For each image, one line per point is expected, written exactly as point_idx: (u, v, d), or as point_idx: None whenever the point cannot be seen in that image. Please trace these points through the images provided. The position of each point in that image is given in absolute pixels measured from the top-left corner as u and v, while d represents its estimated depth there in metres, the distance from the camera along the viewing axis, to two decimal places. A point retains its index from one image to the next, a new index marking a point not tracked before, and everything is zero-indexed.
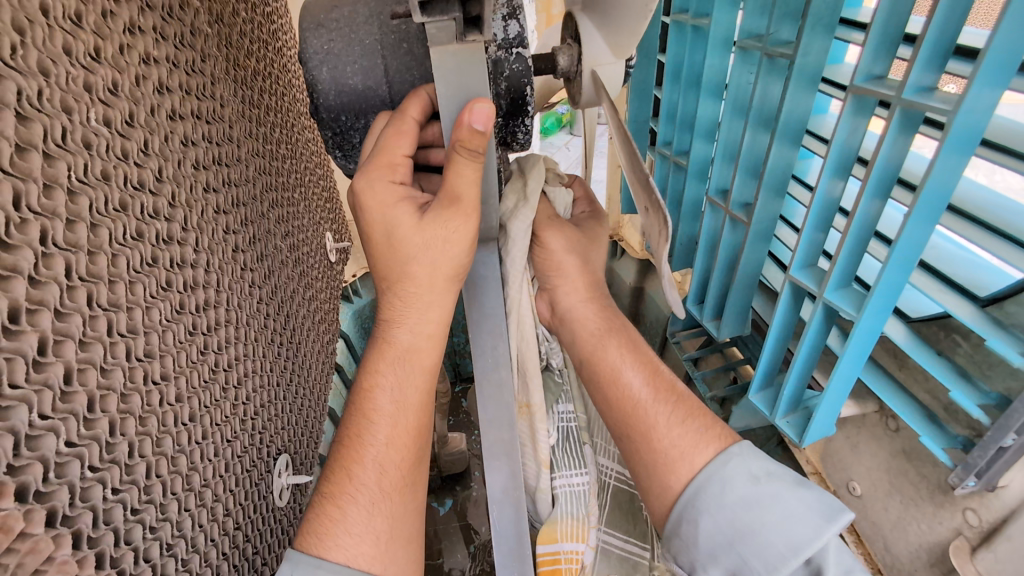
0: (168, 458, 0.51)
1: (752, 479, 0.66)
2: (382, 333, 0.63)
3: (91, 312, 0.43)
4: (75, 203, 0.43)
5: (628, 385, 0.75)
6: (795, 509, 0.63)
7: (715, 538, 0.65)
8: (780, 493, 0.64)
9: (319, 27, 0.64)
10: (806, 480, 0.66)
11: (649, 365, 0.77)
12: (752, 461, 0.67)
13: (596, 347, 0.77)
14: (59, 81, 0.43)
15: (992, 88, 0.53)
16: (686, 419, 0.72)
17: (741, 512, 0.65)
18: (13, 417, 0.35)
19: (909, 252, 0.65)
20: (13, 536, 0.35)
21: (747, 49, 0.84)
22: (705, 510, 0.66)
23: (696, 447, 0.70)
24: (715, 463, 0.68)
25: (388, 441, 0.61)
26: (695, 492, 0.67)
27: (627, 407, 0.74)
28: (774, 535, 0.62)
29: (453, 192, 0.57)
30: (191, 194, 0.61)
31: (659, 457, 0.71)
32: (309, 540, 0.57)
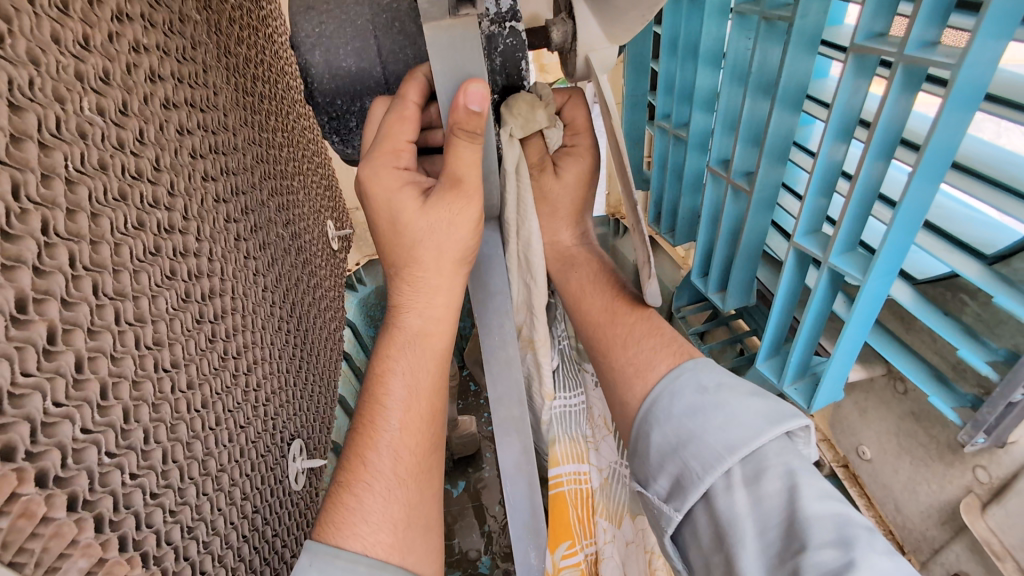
0: (183, 444, 0.52)
1: (702, 390, 0.66)
2: (393, 318, 0.63)
3: (97, 302, 0.43)
4: (75, 192, 0.43)
5: (594, 310, 0.77)
6: (741, 415, 0.62)
7: (664, 445, 0.66)
8: (728, 400, 0.64)
9: (309, 10, 0.63)
10: (764, 390, 0.65)
11: (613, 289, 0.78)
12: (704, 373, 0.67)
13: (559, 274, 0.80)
14: (50, 70, 0.43)
15: (996, 39, 0.52)
16: (645, 337, 0.74)
17: (687, 419, 0.65)
18: (28, 405, 0.36)
19: (914, 212, 0.64)
20: (36, 521, 0.36)
21: (745, 14, 0.82)
22: (656, 422, 0.67)
23: (656, 360, 0.72)
24: (667, 378, 0.69)
25: (402, 426, 0.61)
26: (650, 405, 0.68)
27: (590, 329, 0.77)
28: (714, 436, 0.62)
29: (454, 175, 0.57)
30: (190, 183, 0.61)
31: (618, 374, 0.73)
32: (327, 529, 0.56)
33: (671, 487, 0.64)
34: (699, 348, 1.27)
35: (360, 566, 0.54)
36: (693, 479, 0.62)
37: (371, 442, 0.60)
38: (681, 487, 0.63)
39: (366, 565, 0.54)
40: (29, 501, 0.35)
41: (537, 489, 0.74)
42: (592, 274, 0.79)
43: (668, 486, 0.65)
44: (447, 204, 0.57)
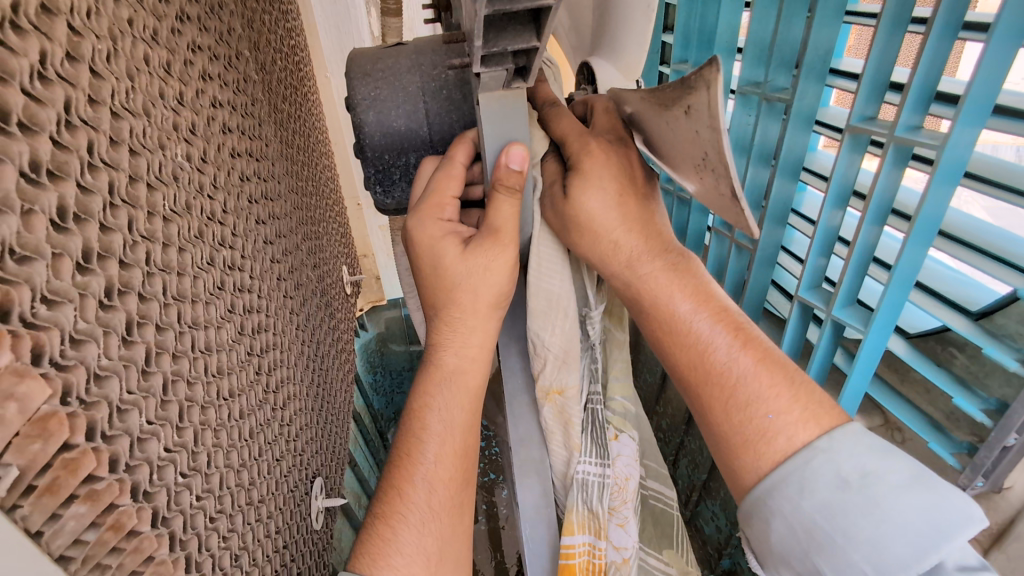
0: (235, 471, 0.53)
1: (840, 484, 0.54)
2: (432, 356, 0.66)
3: (180, 328, 0.47)
4: (168, 228, 0.48)
5: (717, 350, 0.60)
6: (895, 511, 0.52)
7: (788, 543, 0.56)
8: (880, 500, 0.53)
9: (366, 76, 0.70)
10: (923, 476, 0.53)
11: (727, 317, 0.62)
12: (842, 458, 0.55)
13: (662, 303, 0.62)
14: (157, 121, 0.48)
15: (972, 125, 0.61)
16: (768, 382, 0.59)
17: (822, 521, 0.54)
18: (128, 420, 0.38)
19: (906, 273, 0.71)
20: (123, 534, 0.37)
21: (747, 95, 0.93)
22: (778, 512, 0.57)
23: (797, 427, 0.57)
24: (794, 462, 0.56)
25: (436, 458, 0.63)
26: (769, 491, 0.57)
27: (697, 376, 0.61)
28: (858, 547, 0.52)
29: (492, 227, 0.62)
30: (247, 225, 0.66)
31: (726, 431, 0.60)
32: (365, 561, 0.59)
33: None
34: None
35: None
36: None
37: (405, 478, 0.62)
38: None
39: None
40: (123, 512, 0.37)
41: (557, 534, 0.74)
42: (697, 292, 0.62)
43: None
44: (485, 251, 0.61)
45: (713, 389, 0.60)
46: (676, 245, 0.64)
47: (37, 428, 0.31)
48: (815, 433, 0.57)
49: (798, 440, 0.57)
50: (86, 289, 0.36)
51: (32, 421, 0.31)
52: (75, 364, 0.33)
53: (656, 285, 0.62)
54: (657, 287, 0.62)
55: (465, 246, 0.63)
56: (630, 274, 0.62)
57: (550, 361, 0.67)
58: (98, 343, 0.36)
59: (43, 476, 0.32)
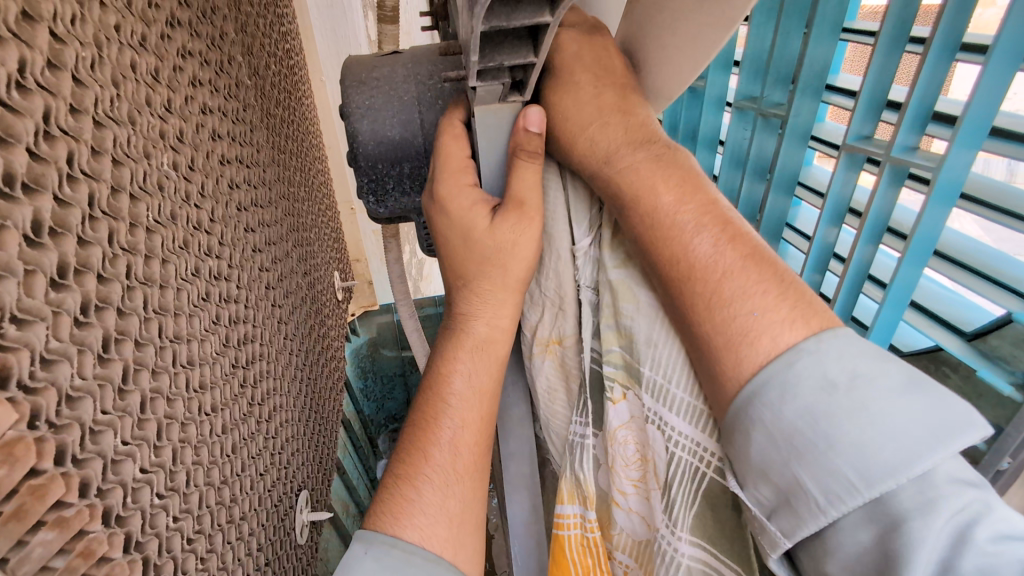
0: (215, 488, 0.52)
1: (828, 389, 0.41)
2: (458, 324, 0.60)
3: (160, 343, 0.45)
4: (151, 240, 0.46)
5: (700, 253, 0.48)
6: (883, 415, 0.40)
7: (769, 449, 0.43)
8: (868, 404, 0.40)
9: (360, 85, 0.69)
10: (917, 379, 0.40)
11: (710, 208, 0.50)
12: (830, 358, 0.42)
13: (643, 193, 0.51)
14: (143, 129, 0.47)
15: (970, 147, 0.61)
16: (759, 285, 0.46)
17: (806, 430, 0.41)
18: (102, 442, 0.37)
19: (900, 293, 0.71)
20: (94, 560, 0.36)
21: (743, 110, 0.93)
22: (759, 421, 0.43)
23: (784, 327, 0.45)
24: (775, 366, 0.43)
25: (462, 424, 0.56)
26: (749, 398, 0.44)
27: (665, 242, 0.50)
28: (842, 426, 0.40)
29: (515, 196, 0.58)
30: (235, 234, 0.65)
31: (701, 327, 0.48)
32: (383, 519, 0.52)
33: (778, 502, 0.43)
34: None
35: (416, 558, 0.50)
36: (807, 504, 0.41)
37: None
38: (789, 506, 0.42)
39: (424, 557, 0.50)
40: (94, 539, 0.35)
41: (544, 550, 0.73)
42: (674, 178, 0.51)
43: (774, 497, 0.43)
44: (513, 221, 0.57)
45: (693, 296, 0.48)
46: (663, 137, 0.54)
47: (2, 453, 0.30)
48: (804, 335, 0.44)
49: (785, 341, 0.44)
50: (60, 307, 0.34)
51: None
52: (44, 387, 0.32)
53: (634, 175, 0.52)
54: (632, 181, 0.52)
55: (493, 216, 0.58)
56: (604, 171, 0.53)
57: (548, 308, 0.63)
58: (71, 362, 0.34)
59: (9, 502, 0.30)
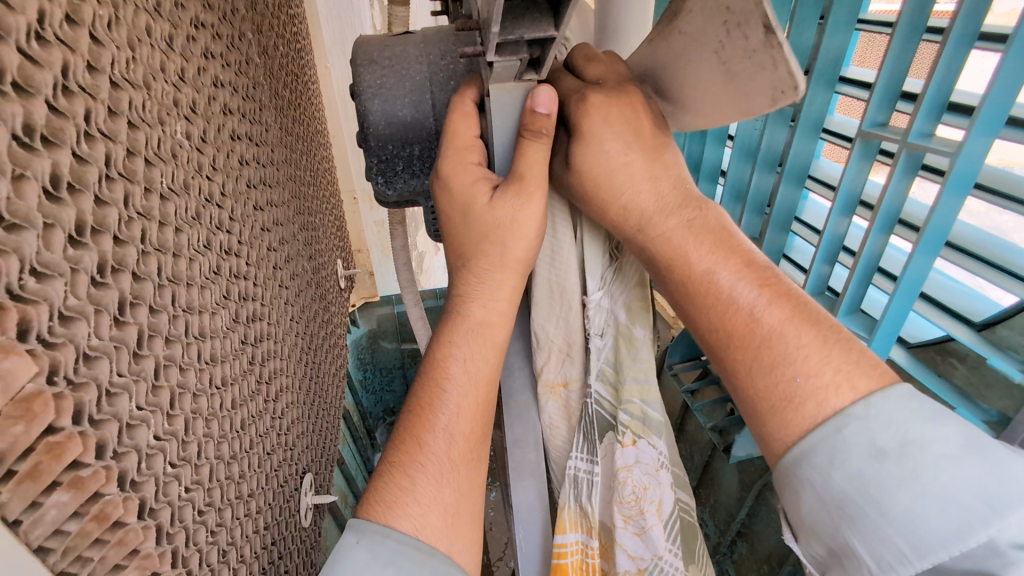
0: (224, 463, 0.51)
1: (877, 456, 0.42)
2: (455, 307, 0.59)
3: (174, 311, 0.44)
4: (165, 207, 0.46)
5: (739, 305, 0.49)
6: (940, 479, 0.39)
7: (816, 515, 0.45)
8: (922, 472, 0.40)
9: (372, 63, 0.68)
10: (973, 443, 0.40)
11: (755, 266, 0.50)
12: (878, 424, 0.42)
13: (677, 258, 0.52)
14: (158, 95, 0.46)
15: (985, 136, 0.61)
16: (800, 334, 0.47)
17: (854, 495, 0.42)
18: (117, 405, 0.36)
19: (912, 282, 0.71)
20: (108, 524, 0.35)
21: None
22: (806, 481, 0.45)
23: (830, 390, 0.45)
24: (824, 430, 0.44)
25: (458, 410, 0.56)
26: (795, 459, 0.45)
27: (707, 307, 0.50)
28: (899, 511, 0.40)
29: (516, 173, 0.57)
30: (245, 211, 0.64)
31: (742, 372, 0.49)
32: (376, 509, 0.52)
33: (829, 558, 0.45)
34: (692, 406, 1.27)
35: (409, 550, 0.49)
36: (858, 570, 0.42)
37: None
38: (841, 564, 0.44)
39: (416, 548, 0.49)
40: (108, 502, 0.35)
41: (551, 536, 0.72)
42: (714, 236, 0.51)
43: (825, 555, 0.46)
44: (513, 199, 0.56)
45: (737, 350, 0.49)
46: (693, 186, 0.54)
47: (20, 408, 0.29)
48: (852, 399, 0.45)
49: (831, 405, 0.45)
50: (78, 264, 0.34)
51: (15, 401, 0.29)
52: (63, 342, 0.32)
53: (671, 243, 0.52)
54: (671, 243, 0.52)
55: (493, 194, 0.57)
56: (638, 239, 0.53)
57: (555, 352, 0.66)
58: (89, 321, 0.34)
59: (24, 461, 0.30)
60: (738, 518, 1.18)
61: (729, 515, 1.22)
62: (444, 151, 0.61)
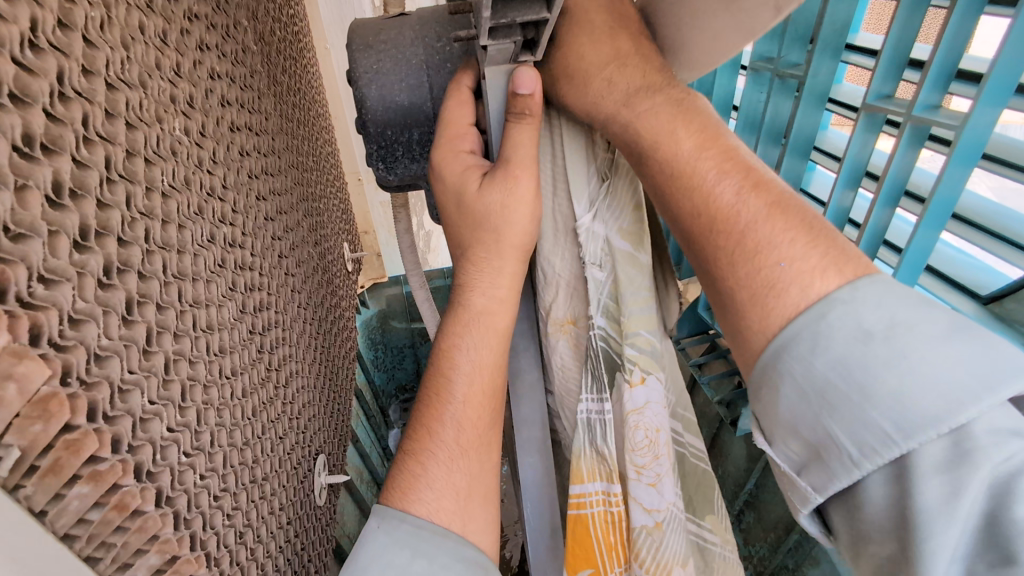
0: (238, 450, 0.53)
1: (863, 338, 0.41)
2: (456, 297, 0.61)
3: (181, 307, 0.46)
4: (167, 205, 0.46)
5: (720, 196, 0.48)
6: (927, 355, 0.39)
7: (798, 411, 0.44)
8: (906, 353, 0.40)
9: (368, 48, 0.68)
10: (965, 332, 0.39)
11: (744, 171, 0.49)
12: (865, 307, 0.42)
13: (663, 141, 0.51)
14: (154, 92, 0.47)
15: (995, 105, 0.60)
16: (779, 224, 0.46)
17: (838, 379, 0.42)
18: (130, 400, 0.38)
19: (917, 257, 0.71)
20: (128, 513, 0.37)
21: (759, 71, 0.92)
22: (792, 357, 0.44)
23: (815, 275, 0.44)
24: (808, 316, 0.44)
25: (465, 400, 0.57)
26: (777, 352, 0.45)
27: (678, 149, 0.50)
28: (886, 364, 0.40)
29: (506, 159, 0.57)
30: (247, 201, 0.65)
31: (712, 219, 0.48)
32: (393, 492, 0.55)
33: (807, 459, 0.44)
34: (700, 380, 1.28)
35: (422, 531, 0.52)
36: (837, 457, 0.42)
37: None
38: (818, 458, 0.43)
39: (431, 530, 0.52)
40: (126, 493, 0.37)
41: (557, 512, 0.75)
42: (698, 139, 0.50)
43: (802, 455, 0.45)
44: (500, 188, 0.57)
45: (719, 237, 0.48)
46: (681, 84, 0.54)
47: (37, 409, 0.31)
48: (837, 283, 0.44)
49: (816, 290, 0.44)
50: (84, 268, 0.35)
51: (32, 403, 0.30)
52: (75, 345, 0.33)
53: (651, 124, 0.51)
54: (649, 133, 0.51)
55: (484, 181, 0.58)
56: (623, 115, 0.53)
57: (562, 288, 0.67)
58: (98, 323, 0.35)
59: (45, 457, 0.32)
60: (745, 489, 1.20)
61: (737, 485, 1.23)
62: (437, 140, 0.61)
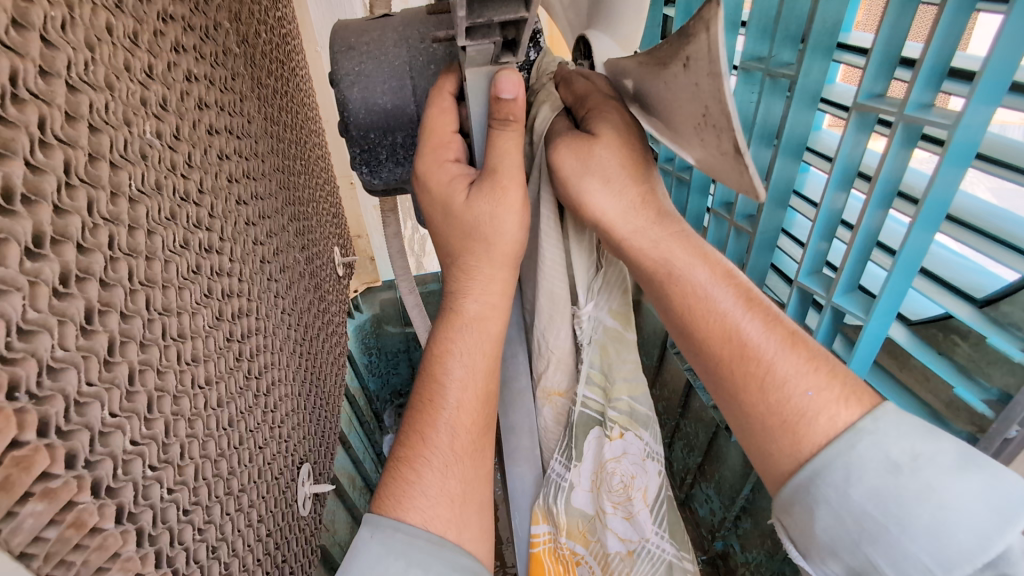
0: (212, 461, 0.52)
1: (892, 472, 0.47)
2: (448, 305, 0.60)
3: (148, 315, 0.44)
4: (135, 210, 0.45)
5: (736, 327, 0.55)
6: (957, 496, 0.44)
7: (836, 535, 0.48)
8: (934, 484, 0.45)
9: (350, 50, 0.67)
10: (971, 458, 0.46)
11: (743, 292, 0.56)
12: (891, 442, 0.48)
13: (679, 274, 0.57)
14: (121, 95, 0.45)
15: (987, 104, 0.58)
16: (792, 353, 0.53)
17: (873, 510, 0.46)
18: (88, 413, 0.36)
19: (911, 259, 0.69)
20: (85, 530, 0.36)
21: (749, 71, 0.91)
22: (824, 499, 0.49)
23: (839, 406, 0.51)
24: (838, 447, 0.49)
25: (459, 404, 0.57)
26: (811, 478, 0.50)
27: (688, 296, 0.56)
28: (925, 513, 0.45)
29: (492, 167, 0.56)
30: (226, 206, 0.63)
31: (753, 371, 0.53)
32: (389, 502, 0.54)
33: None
34: (694, 384, 1.27)
35: (418, 541, 0.51)
36: None
37: None
38: None
39: (427, 539, 0.51)
40: (83, 510, 0.35)
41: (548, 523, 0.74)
42: (710, 273, 0.57)
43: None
44: (489, 198, 0.56)
45: (741, 373, 0.54)
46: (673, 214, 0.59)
47: None
48: (858, 412, 0.50)
49: (842, 419, 0.50)
50: (37, 277, 0.34)
51: None
52: (23, 357, 0.32)
53: (656, 259, 0.57)
54: (661, 261, 0.57)
55: (470, 192, 0.57)
56: (626, 244, 0.57)
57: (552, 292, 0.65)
58: (52, 333, 0.34)
59: None
60: (741, 495, 1.18)
61: (733, 491, 1.22)
62: (420, 149, 0.60)
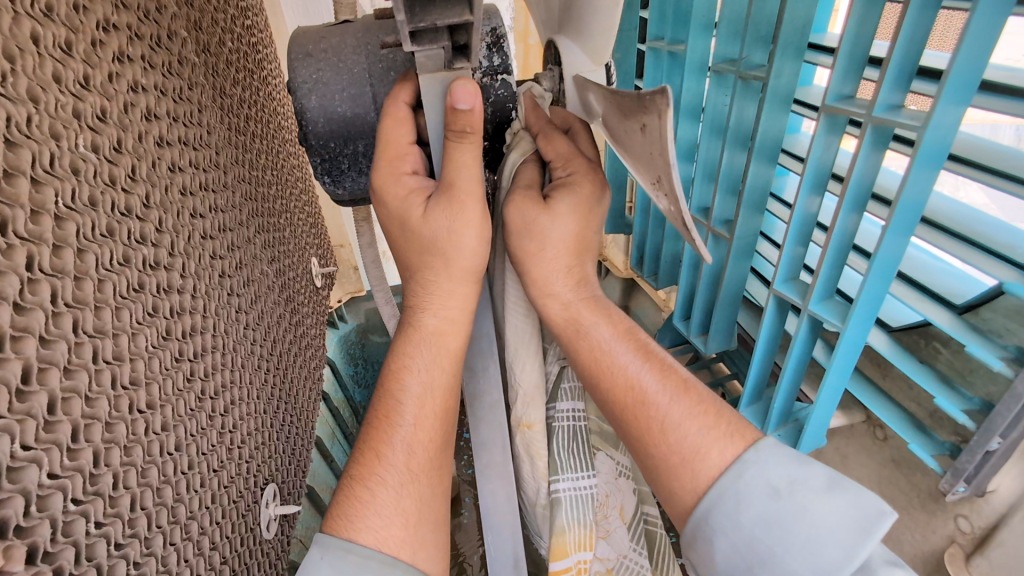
0: (154, 490, 0.49)
1: (773, 494, 0.58)
2: (409, 318, 0.59)
3: (76, 339, 0.42)
4: (62, 228, 0.43)
5: (645, 396, 0.66)
6: (820, 527, 0.56)
7: (735, 558, 0.59)
8: (807, 507, 0.57)
9: (307, 57, 0.65)
10: (838, 481, 0.58)
11: (664, 366, 0.68)
12: (771, 469, 0.60)
13: (586, 333, 0.69)
14: (49, 107, 0.43)
15: (957, 104, 0.57)
16: (694, 415, 0.64)
17: (760, 534, 0.58)
18: None
19: (886, 264, 0.67)
20: None
21: (722, 73, 0.89)
22: (720, 529, 0.60)
23: (704, 444, 0.63)
24: (727, 477, 0.60)
25: (417, 420, 0.56)
26: (706, 516, 0.61)
27: (610, 382, 0.67)
28: (795, 556, 0.56)
29: (447, 180, 0.54)
30: (178, 221, 0.61)
31: (661, 441, 0.64)
32: (340, 522, 0.52)
33: None
34: None
35: (371, 562, 0.49)
36: None
37: None
38: None
39: (378, 560, 0.49)
40: None
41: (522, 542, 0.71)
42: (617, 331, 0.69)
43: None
44: (446, 211, 0.54)
45: (654, 443, 0.65)
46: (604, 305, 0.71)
47: None
48: (743, 448, 0.62)
49: (720, 457, 0.62)
50: None
51: None
52: None
53: (593, 352, 0.68)
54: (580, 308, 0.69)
55: (427, 205, 0.55)
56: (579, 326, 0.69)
57: None
58: None
59: None
60: None
61: None
62: (376, 160, 0.57)
